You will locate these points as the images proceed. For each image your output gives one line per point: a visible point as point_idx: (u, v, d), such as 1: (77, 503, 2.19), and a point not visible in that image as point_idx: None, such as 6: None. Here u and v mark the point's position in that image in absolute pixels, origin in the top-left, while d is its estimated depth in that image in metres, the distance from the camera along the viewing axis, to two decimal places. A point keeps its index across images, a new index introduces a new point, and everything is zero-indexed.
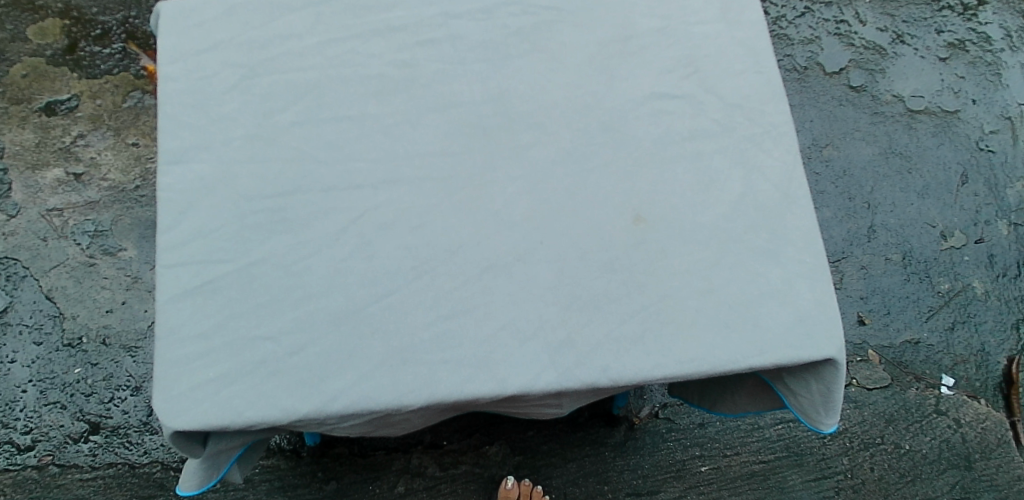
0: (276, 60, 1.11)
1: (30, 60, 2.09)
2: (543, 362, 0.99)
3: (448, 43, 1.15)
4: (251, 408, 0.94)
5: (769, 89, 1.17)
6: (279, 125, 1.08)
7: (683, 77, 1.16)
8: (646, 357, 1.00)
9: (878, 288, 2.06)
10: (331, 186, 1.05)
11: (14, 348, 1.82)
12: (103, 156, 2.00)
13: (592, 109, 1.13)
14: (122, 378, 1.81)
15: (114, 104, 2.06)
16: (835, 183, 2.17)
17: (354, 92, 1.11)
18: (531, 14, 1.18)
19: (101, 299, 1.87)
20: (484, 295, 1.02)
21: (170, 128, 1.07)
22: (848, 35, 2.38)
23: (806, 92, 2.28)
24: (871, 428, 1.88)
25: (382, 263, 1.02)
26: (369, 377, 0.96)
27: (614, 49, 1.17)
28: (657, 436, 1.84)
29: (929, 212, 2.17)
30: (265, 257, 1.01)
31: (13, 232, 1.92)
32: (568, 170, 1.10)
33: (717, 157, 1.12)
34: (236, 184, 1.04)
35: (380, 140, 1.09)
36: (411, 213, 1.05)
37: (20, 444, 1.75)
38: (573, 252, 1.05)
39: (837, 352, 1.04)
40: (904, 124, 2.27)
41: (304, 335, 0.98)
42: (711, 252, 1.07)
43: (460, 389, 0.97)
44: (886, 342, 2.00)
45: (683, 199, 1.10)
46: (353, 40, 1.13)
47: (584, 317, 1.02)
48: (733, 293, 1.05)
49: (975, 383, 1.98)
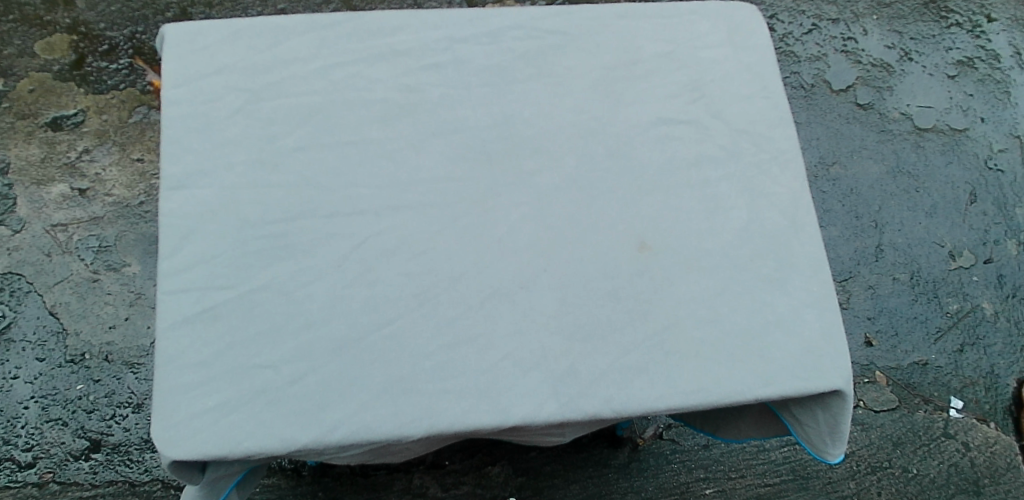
0: (280, 84, 1.11)
1: (37, 75, 2.10)
2: (546, 392, 0.98)
3: (453, 68, 1.14)
4: (250, 438, 0.93)
5: (775, 115, 1.17)
6: (282, 150, 1.07)
7: (690, 102, 1.15)
8: (651, 388, 0.99)
9: (885, 308, 2.04)
10: (333, 212, 1.04)
11: (16, 364, 1.81)
12: (108, 171, 2.01)
13: (597, 135, 1.13)
14: (124, 396, 1.80)
15: (119, 119, 2.06)
16: (842, 201, 2.15)
17: (358, 116, 1.10)
18: (536, 38, 1.18)
19: (105, 314, 1.87)
20: (487, 324, 1.01)
21: (173, 153, 1.06)
22: (855, 53, 2.37)
23: (813, 109, 2.27)
24: (878, 451, 1.86)
25: (384, 290, 1.01)
26: (369, 408, 0.95)
27: (619, 74, 1.17)
28: (662, 458, 1.82)
29: (938, 231, 2.15)
30: (266, 284, 1.00)
31: (17, 247, 1.92)
32: (573, 196, 1.09)
33: (724, 184, 1.11)
34: (238, 210, 1.04)
35: (383, 165, 1.08)
36: (414, 239, 1.04)
37: (21, 461, 1.74)
38: (577, 280, 1.04)
39: (845, 384, 1.02)
40: (911, 143, 2.26)
41: (305, 364, 0.97)
42: (717, 280, 1.05)
43: (462, 420, 0.96)
44: (893, 363, 1.98)
45: (689, 226, 1.08)
46: (357, 65, 1.13)
47: (587, 347, 1.01)
48: (739, 322, 1.03)
49: (984, 406, 1.96)
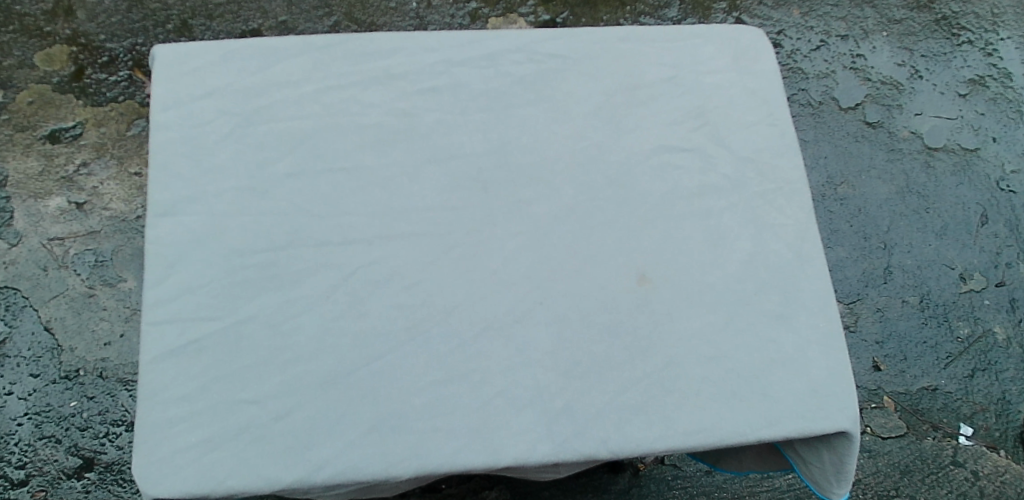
0: (272, 108, 1.08)
1: (36, 87, 2.09)
2: (540, 432, 0.95)
3: (449, 92, 1.12)
4: (233, 477, 0.90)
5: (781, 143, 1.13)
6: (273, 176, 1.05)
7: (692, 129, 1.12)
8: (650, 428, 0.95)
9: (893, 332, 2.00)
10: (324, 241, 1.02)
11: (10, 380, 1.80)
12: (106, 185, 1.99)
13: (597, 162, 1.09)
14: (118, 413, 1.79)
15: (118, 132, 2.05)
16: (850, 221, 2.11)
17: (352, 142, 1.08)
18: (535, 62, 1.15)
19: (100, 330, 1.85)
20: (480, 359, 0.97)
21: (161, 178, 1.04)
22: (864, 70, 2.33)
23: (821, 127, 2.23)
24: (886, 479, 1.82)
25: (374, 323, 0.98)
26: (357, 446, 0.93)
27: (621, 100, 1.14)
28: (663, 483, 1.78)
29: (948, 253, 2.11)
30: (253, 315, 0.97)
31: (13, 261, 1.90)
32: (571, 226, 1.06)
33: (728, 214, 1.08)
34: (226, 238, 1.01)
35: (376, 193, 1.05)
36: (406, 270, 1.01)
37: (13, 478, 1.72)
38: (574, 314, 1.01)
39: (852, 425, 0.98)
40: (921, 162, 2.22)
41: (292, 399, 0.94)
42: (720, 315, 1.02)
43: (453, 460, 0.93)
44: (902, 388, 1.94)
45: (690, 258, 1.05)
46: (352, 88, 1.10)
47: (584, 384, 0.97)
48: (742, 360, 1.00)
49: (994, 434, 1.91)
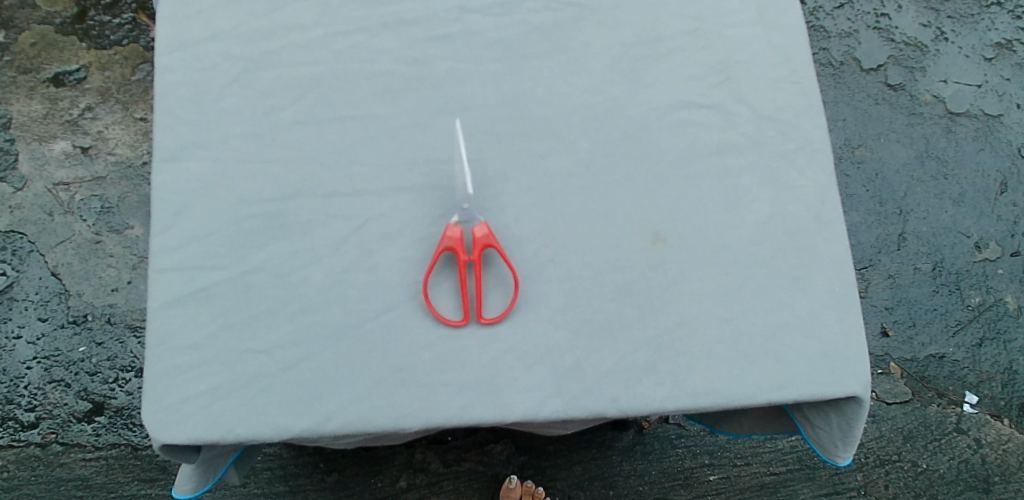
0: (280, 53, 1.05)
1: (38, 28, 2.04)
2: (548, 389, 0.94)
3: (462, 40, 1.08)
4: (242, 425, 0.91)
5: (806, 102, 1.08)
6: (280, 122, 1.02)
7: (713, 84, 1.08)
8: (659, 388, 0.95)
9: (904, 298, 1.99)
10: (333, 191, 1.00)
11: (19, 324, 1.81)
12: (110, 130, 1.97)
13: (614, 117, 1.06)
14: (126, 359, 1.80)
15: (122, 77, 2.01)
16: (866, 186, 2.08)
17: (362, 90, 1.05)
18: (553, 10, 1.10)
19: (107, 277, 1.85)
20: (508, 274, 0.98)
21: (166, 123, 1.01)
22: (888, 30, 2.26)
23: (840, 88, 2.18)
24: (888, 444, 1.83)
25: (383, 276, 0.97)
26: (366, 398, 0.92)
27: (639, 53, 1.09)
28: (666, 442, 1.79)
29: (964, 220, 2.07)
30: (261, 265, 0.96)
31: (20, 205, 1.89)
32: (585, 183, 1.03)
33: (747, 174, 1.04)
34: (233, 186, 0.99)
35: (386, 143, 1.02)
36: (417, 223, 0.99)
37: (24, 420, 1.75)
38: (586, 272, 0.99)
39: (863, 390, 0.97)
40: (942, 128, 2.17)
41: (300, 350, 0.94)
42: (735, 277, 1.00)
43: (462, 414, 0.92)
44: (909, 355, 1.94)
45: (707, 218, 1.02)
46: (361, 34, 1.07)
47: (594, 344, 0.96)
48: (755, 322, 0.98)
49: (999, 402, 1.91)
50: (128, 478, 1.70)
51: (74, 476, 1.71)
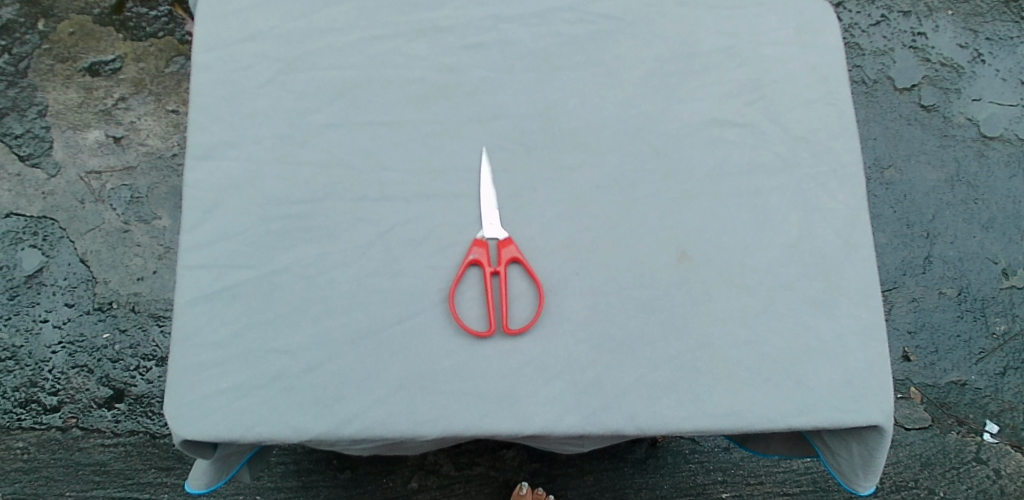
0: (315, 55, 1.06)
1: (77, 17, 2.07)
2: (567, 403, 0.94)
3: (497, 49, 1.08)
4: (262, 424, 0.92)
5: (840, 124, 1.07)
6: (312, 125, 1.03)
7: (747, 103, 1.07)
8: (677, 408, 0.94)
9: (927, 323, 1.96)
10: (362, 196, 1.00)
11: (46, 308, 1.84)
12: (143, 121, 2.00)
13: (645, 132, 1.06)
14: (149, 348, 1.83)
15: (156, 69, 2.05)
16: (894, 207, 2.06)
17: (396, 95, 1.05)
18: (587, 22, 1.10)
19: (133, 265, 1.88)
20: (532, 286, 0.99)
21: (201, 122, 1.03)
22: (923, 50, 2.23)
23: (872, 107, 2.16)
24: (905, 470, 1.82)
25: (407, 283, 0.97)
26: (385, 403, 0.93)
27: (674, 68, 1.09)
28: (680, 456, 1.79)
29: (993, 246, 2.04)
30: (288, 266, 0.97)
31: (52, 191, 1.93)
32: (613, 197, 1.03)
33: (777, 196, 1.04)
34: (264, 187, 1.00)
35: (417, 150, 1.03)
36: (443, 232, 0.99)
37: (47, 404, 1.78)
38: (610, 286, 0.99)
39: (885, 419, 0.95)
40: (974, 151, 2.14)
41: (322, 352, 0.95)
42: (760, 298, 0.99)
43: (478, 424, 0.93)
44: (930, 381, 1.92)
45: (735, 238, 1.02)
46: (396, 39, 1.07)
47: (615, 359, 0.96)
48: (778, 346, 0.97)
49: (1020, 433, 1.88)
50: (145, 465, 1.73)
51: (93, 461, 1.74)
